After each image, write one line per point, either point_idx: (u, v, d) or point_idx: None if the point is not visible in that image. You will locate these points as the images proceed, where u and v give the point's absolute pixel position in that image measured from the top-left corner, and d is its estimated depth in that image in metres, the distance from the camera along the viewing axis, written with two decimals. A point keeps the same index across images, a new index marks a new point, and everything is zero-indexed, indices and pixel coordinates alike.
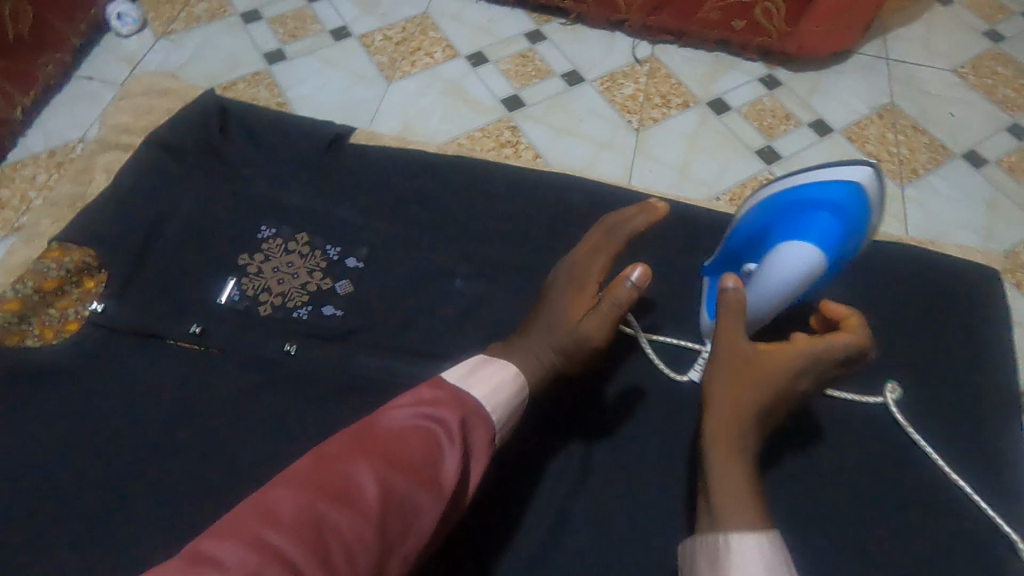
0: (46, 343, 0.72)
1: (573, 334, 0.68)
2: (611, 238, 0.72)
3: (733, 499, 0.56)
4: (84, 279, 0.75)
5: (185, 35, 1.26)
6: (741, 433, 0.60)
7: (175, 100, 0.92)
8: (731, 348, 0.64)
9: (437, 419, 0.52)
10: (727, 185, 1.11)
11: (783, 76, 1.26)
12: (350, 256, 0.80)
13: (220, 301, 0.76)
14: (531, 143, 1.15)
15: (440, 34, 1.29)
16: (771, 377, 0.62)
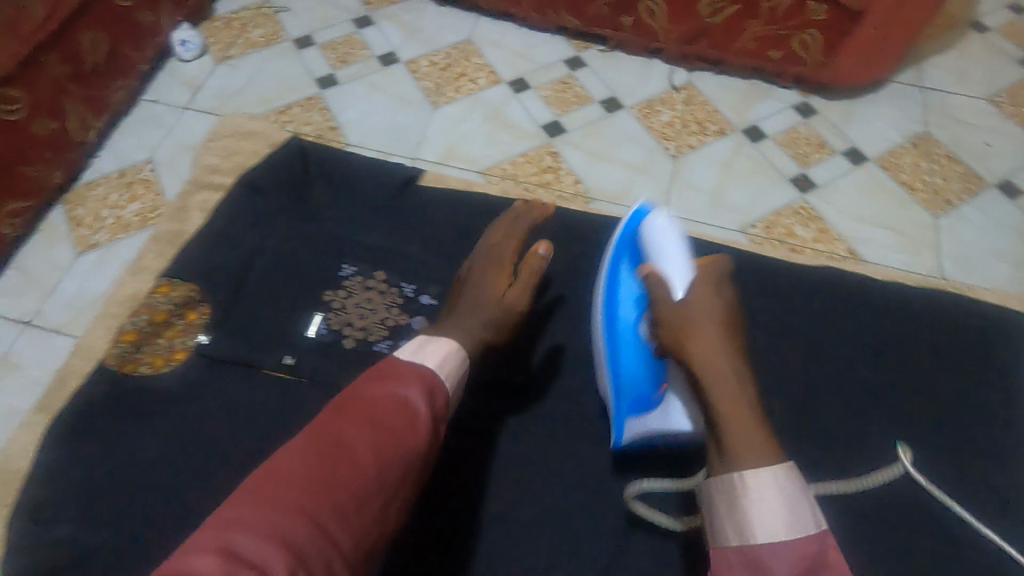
0: (158, 370, 0.78)
1: (497, 301, 0.70)
2: (511, 231, 0.78)
3: (741, 419, 0.52)
4: (188, 311, 0.82)
5: (242, 60, 1.32)
6: (727, 362, 0.57)
7: (259, 144, 1.00)
8: (671, 319, 0.63)
9: (406, 384, 0.54)
10: (763, 212, 1.14)
11: (818, 103, 1.29)
12: (424, 294, 0.83)
13: (306, 335, 0.80)
14: (572, 169, 1.18)
15: (483, 60, 1.34)
16: (720, 308, 0.62)
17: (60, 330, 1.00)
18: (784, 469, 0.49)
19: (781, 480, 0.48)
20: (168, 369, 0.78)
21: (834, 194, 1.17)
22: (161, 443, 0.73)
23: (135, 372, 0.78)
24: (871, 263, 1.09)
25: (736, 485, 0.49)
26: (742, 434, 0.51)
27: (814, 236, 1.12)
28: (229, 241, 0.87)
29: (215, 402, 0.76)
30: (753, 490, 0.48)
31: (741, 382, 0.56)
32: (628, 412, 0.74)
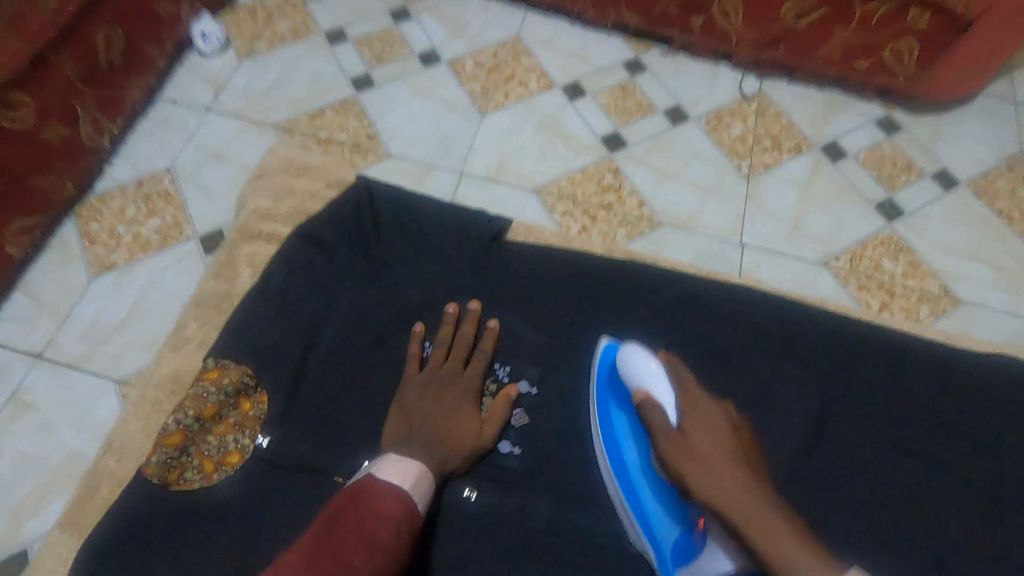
0: (211, 477, 0.65)
1: (456, 450, 0.65)
2: (469, 361, 0.72)
3: (784, 539, 0.51)
4: (242, 401, 0.69)
5: (269, 56, 1.20)
6: (745, 484, 0.55)
7: (314, 181, 0.89)
8: (672, 449, 0.59)
9: (387, 503, 0.52)
10: (847, 243, 1.04)
11: (902, 118, 1.17)
12: (522, 380, 0.75)
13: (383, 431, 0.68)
14: (635, 188, 1.08)
15: (534, 61, 1.22)
16: (721, 421, 0.60)
17: (75, 364, 0.90)
18: (843, 573, 0.47)
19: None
20: (222, 477, 0.65)
21: (924, 222, 1.07)
22: (198, 522, 0.64)
23: (182, 481, 0.65)
24: (968, 303, 0.99)
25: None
26: (793, 559, 0.49)
27: (904, 271, 1.01)
28: (269, 278, 0.77)
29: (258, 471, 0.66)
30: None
31: (765, 497, 0.54)
32: (674, 563, 0.63)
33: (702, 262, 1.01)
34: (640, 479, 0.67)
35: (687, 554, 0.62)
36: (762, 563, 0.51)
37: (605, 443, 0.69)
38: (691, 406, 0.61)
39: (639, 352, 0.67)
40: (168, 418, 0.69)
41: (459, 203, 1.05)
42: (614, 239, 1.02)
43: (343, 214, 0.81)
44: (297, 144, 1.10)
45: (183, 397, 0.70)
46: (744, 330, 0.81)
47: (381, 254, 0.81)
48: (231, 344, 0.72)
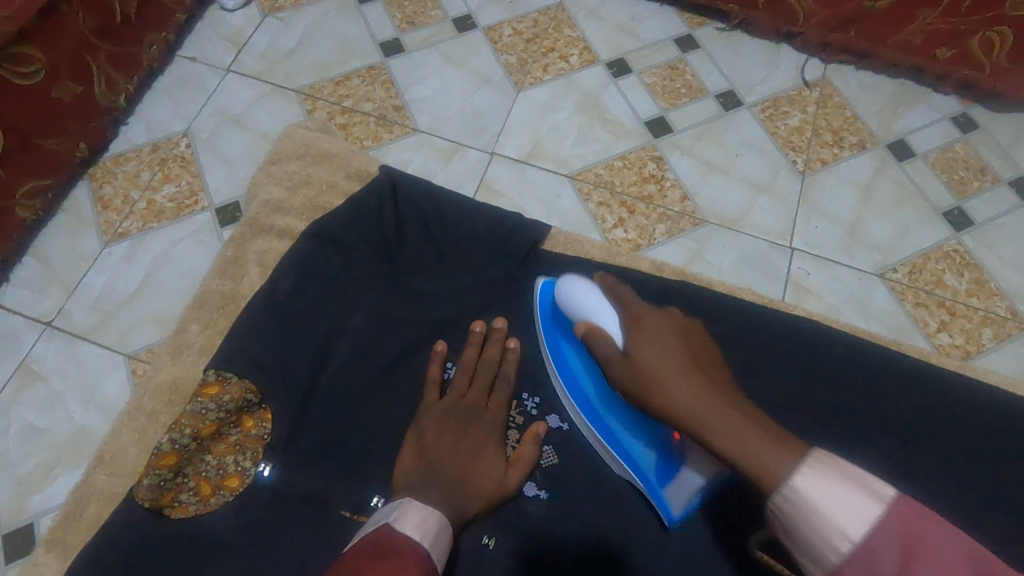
0: (207, 501, 0.62)
1: (478, 496, 0.61)
2: (491, 391, 0.68)
3: (745, 435, 0.50)
4: (244, 419, 0.65)
5: (294, 14, 1.13)
6: (699, 386, 0.54)
7: (333, 171, 0.83)
8: (627, 377, 0.58)
9: (405, 559, 0.47)
10: (907, 254, 0.95)
11: (981, 115, 1.06)
12: (551, 414, 0.71)
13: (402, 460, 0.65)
14: (678, 180, 0.99)
15: (577, 32, 1.12)
16: (667, 333, 0.60)
17: (84, 336, 0.87)
18: (810, 455, 0.46)
19: (816, 471, 0.44)
20: (219, 502, 0.62)
21: (995, 235, 0.97)
22: (202, 520, 0.61)
23: (177, 503, 0.62)
24: None
25: (785, 510, 0.44)
26: (754, 453, 0.48)
27: (968, 288, 0.93)
28: (279, 266, 0.71)
29: (269, 472, 0.63)
30: (804, 502, 0.43)
31: (725, 398, 0.54)
32: (660, 483, 0.65)
33: (746, 267, 0.93)
34: (605, 412, 0.68)
35: (669, 471, 0.66)
36: (734, 465, 0.50)
37: (563, 382, 0.69)
38: (636, 326, 0.61)
39: (576, 281, 0.67)
40: (162, 436, 0.64)
41: (487, 186, 0.98)
42: (652, 235, 0.95)
43: (361, 196, 0.75)
44: (320, 113, 1.04)
45: (178, 412, 0.65)
46: (791, 349, 0.75)
47: (400, 242, 0.75)
48: (234, 332, 0.67)
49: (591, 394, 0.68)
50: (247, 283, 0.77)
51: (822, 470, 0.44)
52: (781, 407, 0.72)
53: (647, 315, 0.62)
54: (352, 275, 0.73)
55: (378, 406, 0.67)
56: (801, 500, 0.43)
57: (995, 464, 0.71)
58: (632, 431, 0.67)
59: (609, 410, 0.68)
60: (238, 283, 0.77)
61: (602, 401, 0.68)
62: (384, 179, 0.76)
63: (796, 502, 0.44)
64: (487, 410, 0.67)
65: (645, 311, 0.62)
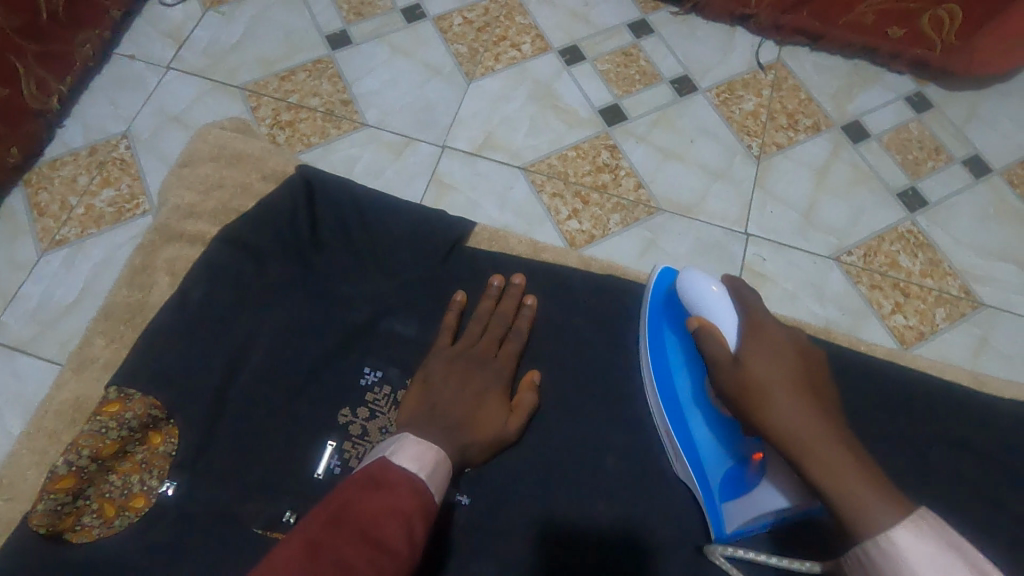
0: (110, 524, 0.60)
1: (478, 440, 0.61)
2: (502, 342, 0.69)
3: (849, 474, 0.46)
4: (149, 436, 0.63)
5: (236, 8, 1.09)
6: (812, 411, 0.51)
7: (250, 171, 0.80)
8: (730, 381, 0.56)
9: (400, 491, 0.47)
10: (862, 236, 0.95)
11: (935, 94, 1.06)
12: None
13: (316, 473, 0.63)
14: (633, 168, 0.98)
15: (529, 19, 1.10)
16: (787, 349, 0.56)
17: (21, 348, 0.84)
18: (914, 510, 0.42)
19: (919, 528, 0.41)
20: (122, 523, 0.60)
21: (948, 214, 0.97)
22: (133, 536, 0.59)
23: (78, 527, 0.59)
24: (989, 306, 0.91)
25: (871, 554, 0.42)
26: (856, 495, 0.44)
27: (922, 269, 0.93)
28: (200, 272, 0.69)
29: (175, 490, 0.61)
30: (897, 554, 0.41)
31: (837, 431, 0.50)
32: (722, 498, 0.63)
33: (702, 255, 0.92)
34: (693, 411, 0.67)
35: (740, 489, 0.62)
36: (824, 496, 0.47)
37: (654, 369, 0.70)
38: (760, 338, 0.57)
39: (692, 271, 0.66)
40: (61, 457, 0.62)
41: (438, 180, 0.96)
42: (607, 225, 0.94)
43: (277, 197, 0.73)
44: (265, 110, 1.01)
45: (80, 431, 0.63)
46: None
47: (316, 248, 0.73)
48: (152, 328, 0.66)
49: (682, 391, 0.68)
50: (155, 293, 0.74)
51: (926, 530, 0.41)
52: None
53: (772, 330, 0.58)
54: (290, 278, 0.71)
55: (318, 411, 0.65)
56: (893, 548, 0.41)
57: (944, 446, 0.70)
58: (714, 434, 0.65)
59: (694, 413, 0.67)
60: (147, 294, 0.73)
61: (685, 399, 0.68)
62: (321, 179, 0.74)
63: (891, 552, 0.41)
64: (495, 359, 0.68)
65: (767, 325, 0.59)
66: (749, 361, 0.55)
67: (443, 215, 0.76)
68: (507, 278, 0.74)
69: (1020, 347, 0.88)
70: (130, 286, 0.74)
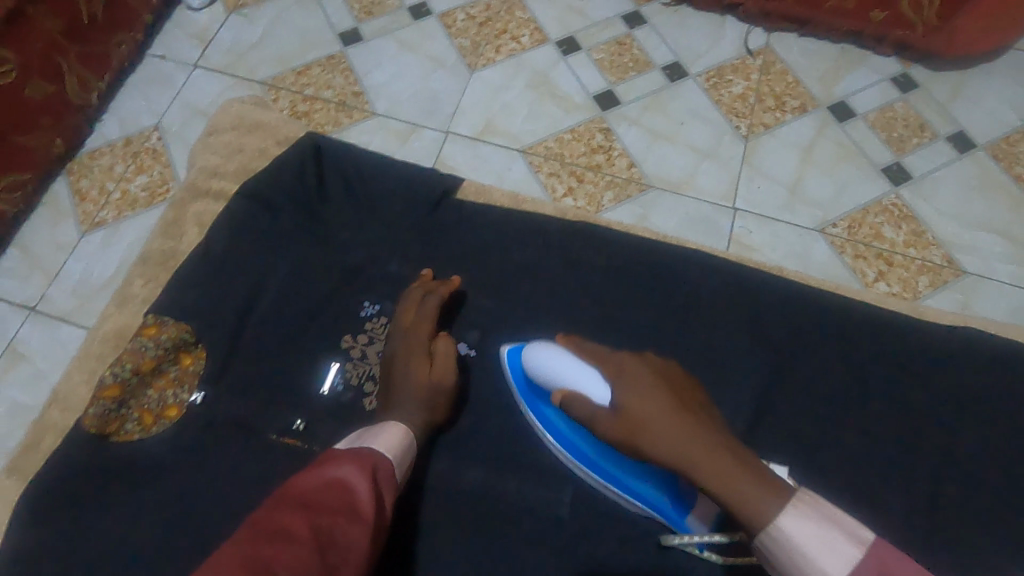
0: (149, 428, 0.67)
1: (416, 398, 0.64)
2: (420, 308, 0.70)
3: (736, 478, 0.47)
4: (182, 356, 0.70)
5: (258, 11, 1.18)
6: (686, 430, 0.51)
7: (261, 139, 0.88)
8: (611, 425, 0.55)
9: (350, 456, 0.52)
10: (847, 209, 0.99)
11: (920, 75, 1.10)
12: (462, 341, 0.75)
13: (323, 390, 0.70)
14: (626, 149, 1.04)
15: (528, 14, 1.17)
16: (651, 380, 0.55)
17: (66, 318, 0.93)
18: (793, 495, 0.45)
19: (800, 513, 0.44)
20: (160, 429, 0.67)
21: (932, 188, 1.01)
22: (159, 467, 0.65)
23: (123, 430, 0.67)
24: (972, 274, 0.94)
25: (767, 545, 0.45)
26: (746, 496, 0.46)
27: (905, 239, 0.96)
28: (222, 230, 0.76)
29: (202, 399, 0.68)
30: (786, 541, 0.44)
31: (715, 442, 0.50)
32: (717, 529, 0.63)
33: (691, 227, 0.97)
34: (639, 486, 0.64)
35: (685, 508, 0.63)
36: (721, 505, 0.48)
37: (557, 440, 0.67)
38: (626, 375, 0.56)
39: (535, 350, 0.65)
40: (106, 372, 0.70)
41: (443, 163, 1.03)
42: (600, 202, 0.99)
43: (282, 163, 0.80)
44: (283, 102, 1.09)
45: (122, 351, 0.71)
46: (728, 294, 0.77)
47: (322, 199, 0.80)
48: (175, 282, 0.73)
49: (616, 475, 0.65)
50: (187, 242, 0.82)
51: (805, 511, 0.44)
52: (717, 351, 0.74)
53: (638, 368, 0.57)
54: (303, 239, 0.77)
55: (325, 357, 0.71)
56: (784, 538, 0.43)
57: (931, 394, 0.72)
58: (634, 475, 0.64)
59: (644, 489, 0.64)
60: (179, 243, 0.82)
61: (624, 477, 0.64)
62: (329, 155, 0.81)
63: (779, 542, 0.44)
64: (416, 322, 0.69)
65: (644, 370, 0.57)
66: (629, 408, 0.54)
67: (437, 183, 0.82)
68: (492, 236, 0.80)
69: (1002, 312, 0.91)
70: (169, 246, 0.82)
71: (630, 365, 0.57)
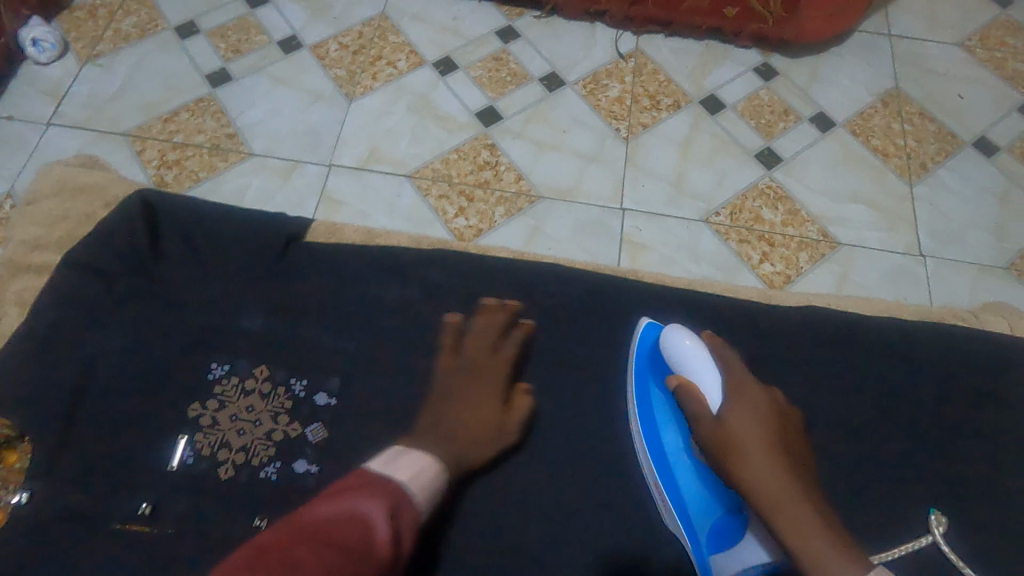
0: None
1: (480, 446, 0.65)
2: (496, 348, 0.71)
3: (813, 534, 0.51)
4: (8, 454, 0.67)
5: (115, 59, 1.12)
6: (784, 476, 0.55)
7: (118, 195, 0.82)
8: (708, 438, 0.61)
9: (373, 487, 0.50)
10: (727, 197, 1.03)
11: (779, 63, 1.16)
12: (319, 392, 0.71)
13: (172, 465, 0.66)
14: (512, 163, 1.04)
15: (402, 38, 1.16)
16: (763, 411, 0.60)
17: None
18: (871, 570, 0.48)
19: None
20: None
21: (802, 167, 1.06)
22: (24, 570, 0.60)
23: None
24: (845, 245, 1.00)
25: None
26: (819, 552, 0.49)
27: (783, 219, 1.01)
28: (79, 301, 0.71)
29: (28, 497, 0.63)
30: None
31: (803, 503, 0.53)
32: (708, 546, 0.64)
33: (583, 233, 0.98)
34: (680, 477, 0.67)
35: (726, 541, 0.63)
36: (790, 551, 0.51)
37: (638, 414, 0.71)
38: (744, 404, 0.61)
39: (675, 333, 0.68)
40: None
41: (328, 197, 1.00)
42: (492, 218, 0.99)
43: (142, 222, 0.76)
44: (150, 152, 1.03)
45: None
46: (612, 297, 0.80)
47: (154, 259, 0.76)
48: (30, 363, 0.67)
49: (674, 467, 0.68)
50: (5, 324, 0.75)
51: None
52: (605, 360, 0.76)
53: (755, 403, 0.61)
54: (178, 299, 0.74)
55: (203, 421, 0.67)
56: None
57: (807, 368, 0.76)
58: (682, 472, 0.67)
59: (682, 486, 0.67)
60: None
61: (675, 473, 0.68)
62: (185, 211, 0.78)
63: None
64: (491, 364, 0.69)
65: (761, 402, 0.61)
66: (728, 433, 0.59)
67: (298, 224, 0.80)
68: (374, 273, 0.78)
69: (876, 277, 0.97)
70: None
71: (745, 396, 0.61)
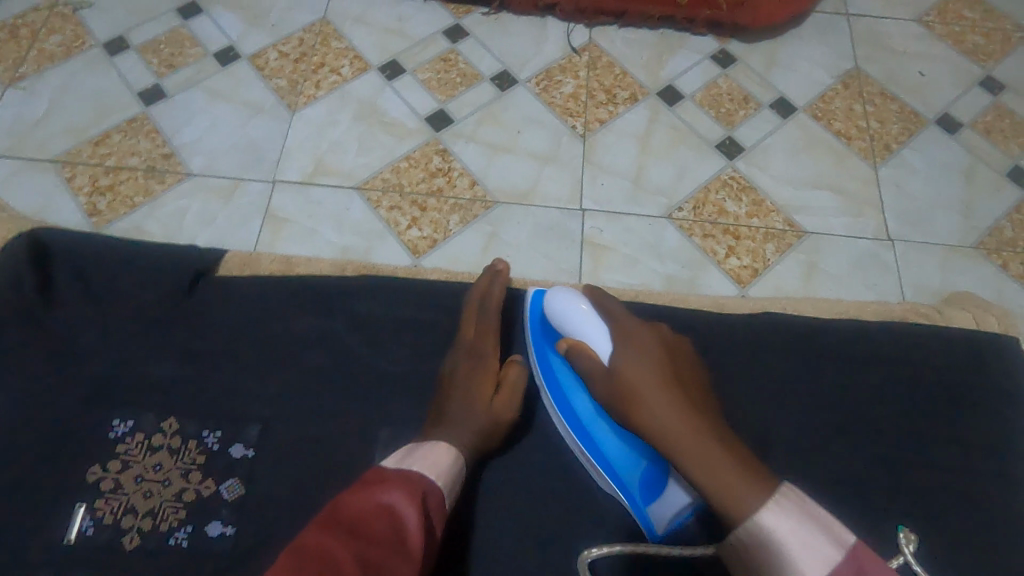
0: None
1: (483, 426, 0.65)
2: (485, 324, 0.72)
3: (718, 464, 0.50)
4: None
5: (39, 81, 1.05)
6: (681, 409, 0.55)
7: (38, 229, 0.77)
8: (608, 393, 0.61)
9: (391, 479, 0.52)
10: (689, 191, 1.00)
11: (736, 49, 1.13)
12: (234, 444, 0.68)
13: (69, 538, 0.63)
14: (465, 168, 1.00)
15: (345, 43, 1.11)
16: (653, 352, 0.61)
17: None
18: (775, 487, 0.47)
19: (778, 503, 0.45)
20: None
21: (764, 156, 1.03)
22: None
23: None
24: (812, 234, 0.97)
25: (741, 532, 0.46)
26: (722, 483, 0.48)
27: (747, 211, 0.98)
28: None
29: None
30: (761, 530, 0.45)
31: (706, 435, 0.53)
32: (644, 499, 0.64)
33: (543, 238, 0.95)
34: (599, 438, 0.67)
35: (656, 488, 0.63)
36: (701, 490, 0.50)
37: (548, 386, 0.71)
38: (636, 351, 0.61)
39: (557, 296, 0.68)
40: None
41: (272, 216, 0.95)
42: (446, 227, 0.95)
43: None
44: (80, 178, 0.97)
45: None
46: None
47: (46, 306, 0.72)
48: None
49: (589, 433, 0.67)
50: None
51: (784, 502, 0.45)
52: None
53: (645, 345, 0.62)
54: (94, 347, 0.71)
55: None
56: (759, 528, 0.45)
57: (771, 369, 0.74)
58: (599, 433, 0.67)
59: (604, 447, 0.66)
60: None
61: (596, 439, 0.67)
62: (93, 253, 0.74)
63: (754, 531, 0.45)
64: (484, 341, 0.71)
65: (652, 345, 0.62)
66: (624, 380, 0.59)
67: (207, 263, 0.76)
68: (317, 300, 0.75)
69: (845, 264, 0.95)
70: None
71: (634, 341, 0.62)
